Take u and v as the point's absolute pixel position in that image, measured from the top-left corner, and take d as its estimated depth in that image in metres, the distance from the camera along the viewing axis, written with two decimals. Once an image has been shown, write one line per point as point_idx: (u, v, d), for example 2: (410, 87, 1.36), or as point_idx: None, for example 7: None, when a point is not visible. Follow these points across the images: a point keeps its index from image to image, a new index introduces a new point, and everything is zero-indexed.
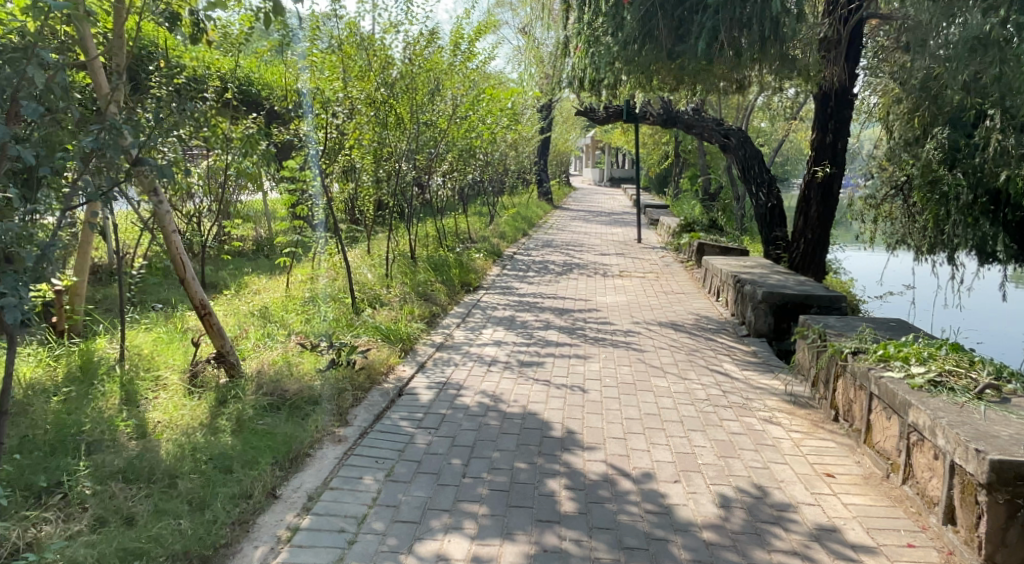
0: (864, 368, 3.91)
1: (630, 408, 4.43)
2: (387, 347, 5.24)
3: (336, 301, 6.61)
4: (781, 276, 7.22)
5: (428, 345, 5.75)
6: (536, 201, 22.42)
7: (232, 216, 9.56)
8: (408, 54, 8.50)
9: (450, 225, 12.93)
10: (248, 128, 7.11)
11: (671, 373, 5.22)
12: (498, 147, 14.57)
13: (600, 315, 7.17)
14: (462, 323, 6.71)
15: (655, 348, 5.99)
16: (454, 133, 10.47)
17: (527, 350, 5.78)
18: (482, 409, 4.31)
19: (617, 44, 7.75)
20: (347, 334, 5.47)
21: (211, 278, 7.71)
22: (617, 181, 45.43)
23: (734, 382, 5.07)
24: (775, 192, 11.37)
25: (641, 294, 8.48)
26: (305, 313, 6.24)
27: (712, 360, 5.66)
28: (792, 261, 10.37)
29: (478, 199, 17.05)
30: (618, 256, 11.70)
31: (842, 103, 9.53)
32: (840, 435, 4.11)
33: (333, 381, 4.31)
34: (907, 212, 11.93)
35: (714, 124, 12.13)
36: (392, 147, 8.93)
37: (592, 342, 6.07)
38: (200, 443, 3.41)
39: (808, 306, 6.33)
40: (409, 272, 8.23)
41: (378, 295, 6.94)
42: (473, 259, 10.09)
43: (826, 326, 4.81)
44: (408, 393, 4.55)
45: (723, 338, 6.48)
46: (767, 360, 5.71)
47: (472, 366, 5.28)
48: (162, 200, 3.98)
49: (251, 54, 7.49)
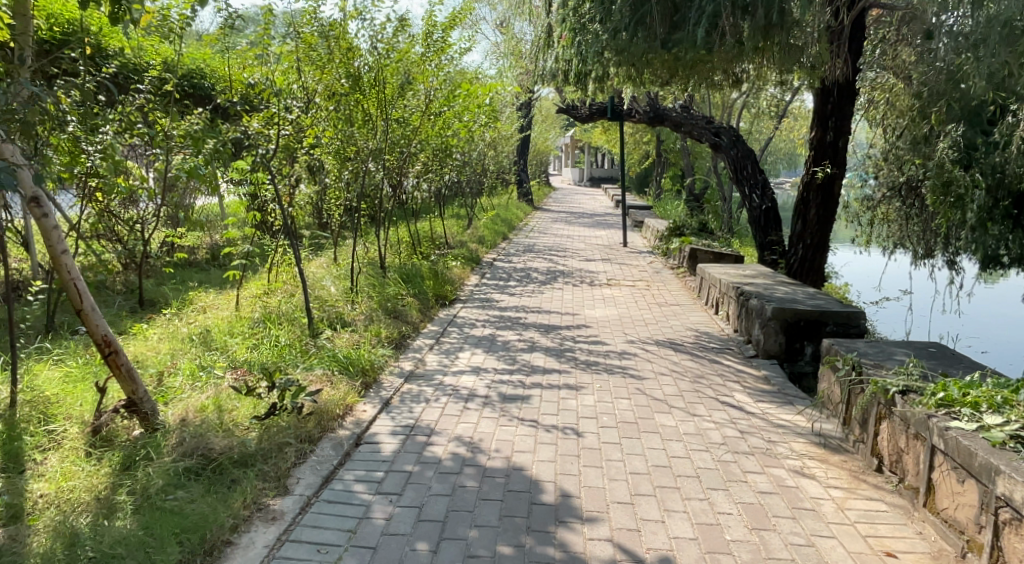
0: (922, 415, 3.20)
1: (635, 459, 3.69)
2: (345, 381, 4.45)
3: (292, 322, 5.79)
4: (788, 288, 6.55)
5: (395, 376, 4.96)
6: (516, 202, 21.70)
7: (183, 223, 8.69)
8: (376, 44, 7.75)
9: (425, 229, 12.14)
10: (192, 124, 6.29)
11: (677, 408, 4.49)
12: (476, 146, 13.81)
13: (591, 333, 6.44)
14: (436, 345, 5.94)
15: (655, 373, 5.27)
16: (428, 131, 9.73)
17: (510, 379, 5.02)
18: (456, 465, 3.54)
19: (607, 32, 7.07)
20: (298, 365, 4.68)
21: (152, 293, 6.85)
22: (597, 181, 44.85)
23: (751, 419, 4.36)
24: (770, 193, 10.57)
25: (632, 307, 7.76)
26: (253, 337, 5.41)
27: (721, 389, 4.95)
28: (790, 267, 9.71)
29: (455, 200, 16.27)
30: (604, 262, 11.00)
31: (843, 99, 8.91)
32: (889, 493, 3.41)
33: (273, 434, 3.54)
34: (906, 214, 11.38)
35: (704, 122, 11.48)
36: (359, 146, 8.13)
37: (583, 368, 5.34)
38: (84, 534, 2.60)
39: (823, 324, 5.66)
40: (378, 285, 7.45)
41: (340, 314, 6.14)
42: (450, 267, 9.33)
43: (859, 355, 4.12)
44: (367, 443, 3.76)
45: (730, 359, 5.79)
46: (783, 388, 5.01)
47: (446, 402, 4.50)
48: (48, 213, 3.11)
49: (195, 42, 6.66)
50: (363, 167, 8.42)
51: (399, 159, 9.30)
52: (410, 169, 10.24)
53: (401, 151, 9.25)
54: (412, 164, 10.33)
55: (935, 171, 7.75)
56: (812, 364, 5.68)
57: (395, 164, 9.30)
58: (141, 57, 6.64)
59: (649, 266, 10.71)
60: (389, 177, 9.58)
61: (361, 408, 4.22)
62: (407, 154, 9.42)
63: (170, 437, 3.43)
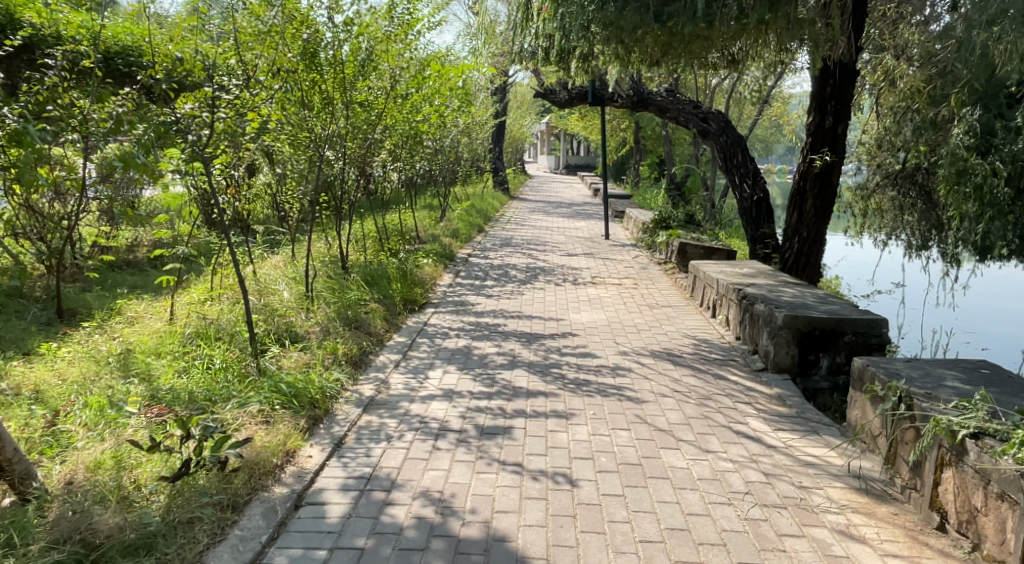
0: (1010, 470, 2.52)
1: (644, 521, 2.97)
2: (287, 419, 3.68)
3: (233, 338, 4.99)
4: (796, 291, 5.89)
5: (352, 405, 4.21)
6: (492, 191, 20.91)
7: (118, 219, 7.78)
8: (334, 16, 6.90)
9: (393, 224, 11.31)
10: (115, 105, 5.41)
11: (686, 443, 3.80)
12: (448, 133, 12.98)
13: (578, 344, 5.72)
14: (402, 362, 5.18)
15: (655, 394, 4.57)
16: (396, 115, 8.92)
17: (487, 407, 4.29)
18: (422, 535, 2.79)
19: (593, 3, 6.33)
20: (232, 397, 3.90)
21: (74, 301, 5.98)
22: (574, 169, 44.14)
23: (775, 456, 3.68)
24: (762, 183, 9.97)
25: (620, 310, 7.07)
26: (183, 359, 4.60)
27: (733, 415, 4.27)
28: (784, 261, 9.06)
29: (427, 190, 15.44)
30: (586, 257, 10.30)
31: (843, 82, 8.27)
32: (961, 562, 2.74)
33: (186, 503, 2.79)
34: (901, 204, 10.85)
35: (691, 107, 10.79)
36: (314, 132, 7.27)
37: (573, 389, 4.62)
38: None
39: (840, 334, 5.00)
40: (339, 287, 6.66)
41: (293, 327, 5.36)
42: (420, 265, 8.56)
43: (907, 382, 3.45)
44: (311, 506, 3.00)
45: (736, 374, 5.11)
46: (802, 411, 4.36)
47: (411, 439, 3.75)
48: None
49: (120, 11, 5.76)
50: (326, 155, 7.59)
51: (363, 146, 8.45)
52: (376, 158, 9.40)
53: (367, 138, 8.41)
54: (377, 152, 9.48)
55: (948, 159, 7.02)
56: (828, 379, 5.03)
57: (360, 152, 8.47)
58: (56, 30, 5.73)
59: (635, 261, 10.04)
60: (351, 167, 8.75)
61: (306, 454, 3.46)
62: (373, 141, 8.59)
63: (48, 511, 2.65)
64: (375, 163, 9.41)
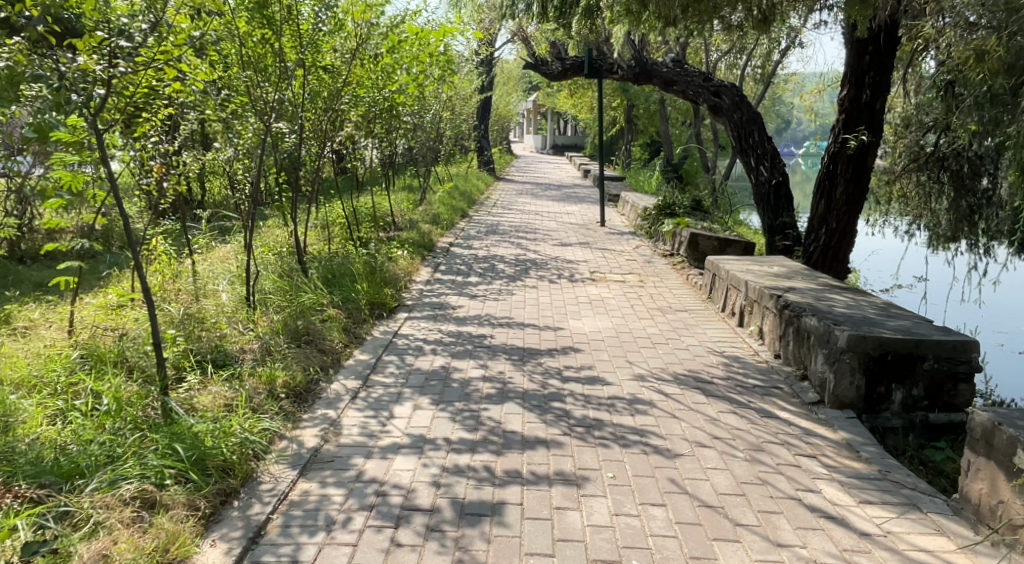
0: None
1: None
2: (179, 504, 2.54)
3: (138, 365, 3.82)
4: (849, 299, 4.83)
5: (284, 465, 3.07)
6: (476, 172, 19.71)
7: (29, 201, 6.52)
8: None
9: (366, 208, 10.11)
10: None
11: (749, 531, 2.71)
12: (427, 106, 11.73)
13: (583, 365, 4.62)
14: (361, 392, 4.04)
15: (692, 443, 3.49)
16: (366, 82, 7.77)
17: (470, 466, 3.16)
18: None
19: None
20: (105, 466, 2.74)
21: None
22: (561, 150, 42.90)
23: (876, 554, 2.60)
24: (780, 166, 8.86)
25: (629, 315, 5.97)
26: (61, 396, 3.43)
27: (798, 478, 3.19)
28: (807, 255, 7.99)
29: (406, 169, 14.19)
30: (582, 248, 9.19)
31: (883, 50, 7.19)
32: None
33: None
34: (927, 191, 9.87)
35: (700, 79, 9.65)
36: (263, 99, 6.08)
37: (583, 436, 3.51)
38: None
39: (919, 360, 3.94)
40: (291, 287, 5.52)
41: (222, 347, 4.20)
42: (393, 258, 7.43)
43: None
44: None
45: (785, 409, 4.04)
46: (887, 470, 3.30)
47: (361, 528, 2.61)
48: None
49: None
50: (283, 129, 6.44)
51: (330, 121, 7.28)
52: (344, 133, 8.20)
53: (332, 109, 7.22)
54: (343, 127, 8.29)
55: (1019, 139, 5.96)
56: (901, 417, 3.98)
57: (323, 127, 7.28)
58: None
59: (637, 253, 8.94)
60: (313, 142, 7.55)
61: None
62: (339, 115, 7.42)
63: None
64: (342, 141, 8.21)
